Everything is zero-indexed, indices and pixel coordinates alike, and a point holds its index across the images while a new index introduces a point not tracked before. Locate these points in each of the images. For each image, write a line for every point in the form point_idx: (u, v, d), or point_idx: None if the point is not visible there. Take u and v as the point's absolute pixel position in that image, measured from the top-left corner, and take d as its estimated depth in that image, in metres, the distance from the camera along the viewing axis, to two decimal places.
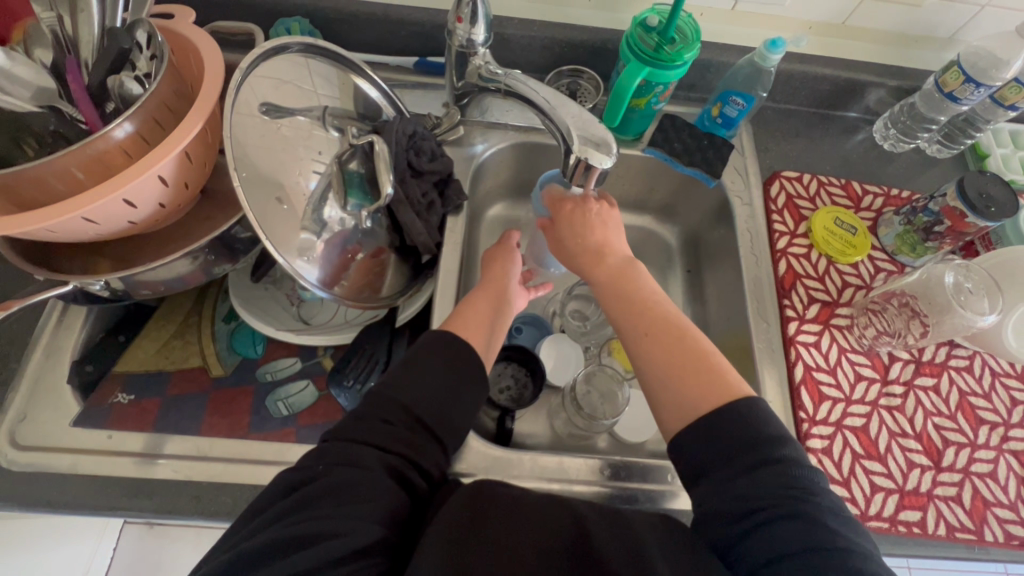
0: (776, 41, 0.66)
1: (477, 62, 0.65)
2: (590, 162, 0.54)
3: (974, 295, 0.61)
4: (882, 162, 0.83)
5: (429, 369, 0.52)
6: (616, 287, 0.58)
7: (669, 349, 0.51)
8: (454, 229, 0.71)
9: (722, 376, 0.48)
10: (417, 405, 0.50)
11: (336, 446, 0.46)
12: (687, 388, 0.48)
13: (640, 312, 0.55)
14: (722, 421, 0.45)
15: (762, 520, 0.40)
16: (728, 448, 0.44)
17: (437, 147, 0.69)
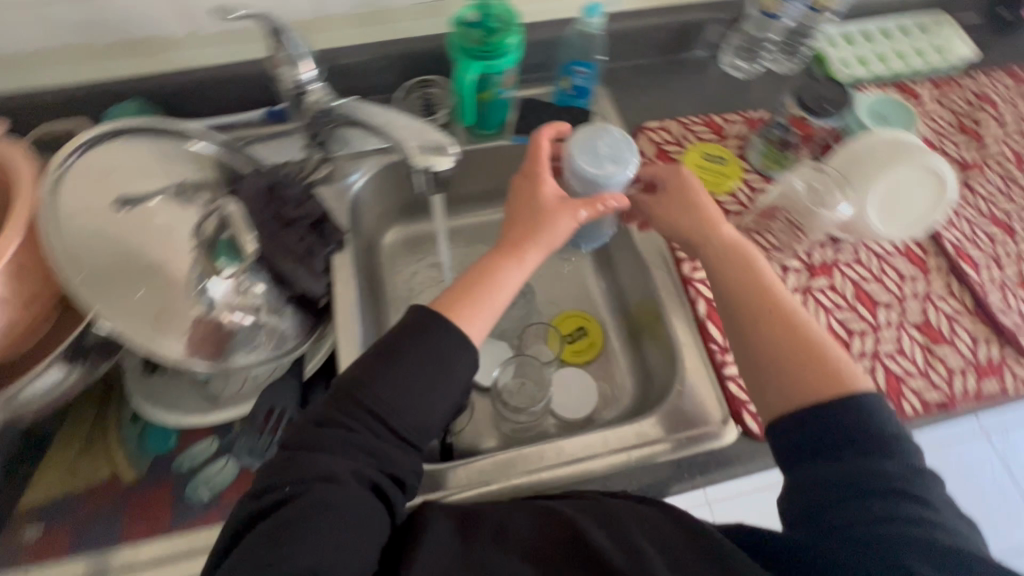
0: (592, 6, 0.69)
1: (314, 98, 0.64)
2: (433, 167, 0.54)
3: (826, 191, 0.66)
4: (737, 91, 0.86)
5: (408, 368, 0.49)
6: (729, 263, 0.58)
7: (789, 332, 0.51)
8: (343, 266, 0.70)
9: (843, 371, 0.48)
10: (382, 408, 0.48)
11: (306, 460, 0.46)
12: (808, 372, 0.48)
13: (753, 293, 0.54)
14: (830, 419, 0.45)
15: (853, 502, 0.42)
16: (835, 438, 0.45)
17: (302, 192, 0.68)
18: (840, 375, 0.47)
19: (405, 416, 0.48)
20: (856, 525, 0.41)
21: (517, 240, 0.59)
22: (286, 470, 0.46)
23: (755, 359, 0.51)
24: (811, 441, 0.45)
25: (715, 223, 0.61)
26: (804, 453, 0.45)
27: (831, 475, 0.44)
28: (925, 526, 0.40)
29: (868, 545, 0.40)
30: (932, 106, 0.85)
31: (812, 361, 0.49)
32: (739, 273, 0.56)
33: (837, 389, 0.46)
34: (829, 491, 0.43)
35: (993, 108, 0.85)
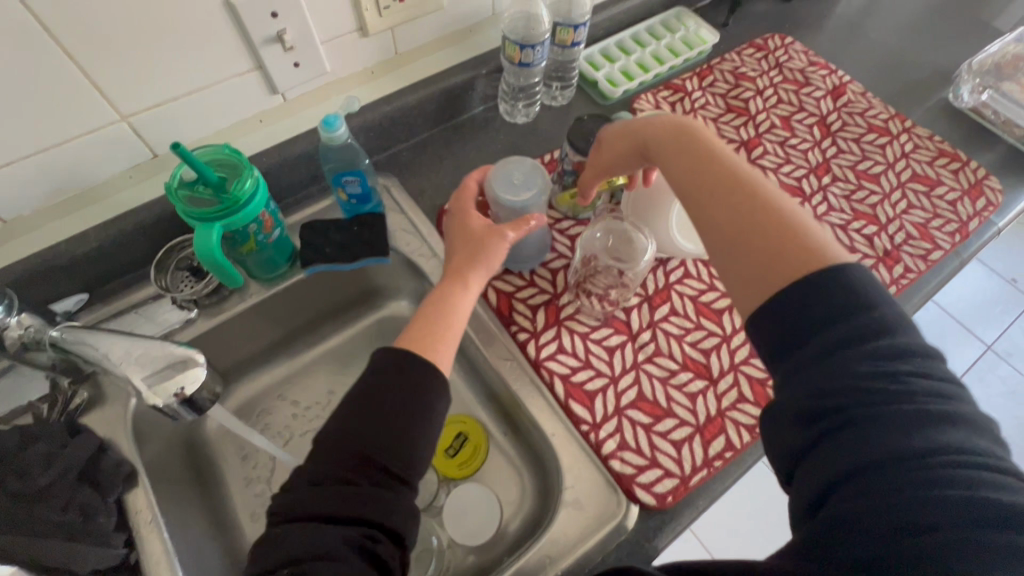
0: (329, 119, 0.61)
1: (18, 334, 0.51)
2: (181, 391, 0.51)
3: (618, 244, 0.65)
4: (525, 136, 0.84)
5: (386, 390, 0.46)
6: (670, 171, 0.53)
7: (732, 207, 0.47)
8: (140, 508, 0.56)
9: (806, 234, 0.43)
10: (359, 456, 0.43)
11: (299, 532, 0.40)
12: (754, 257, 0.44)
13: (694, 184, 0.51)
14: (819, 289, 0.40)
15: (860, 354, 0.38)
16: (825, 315, 0.39)
17: (52, 445, 0.54)
18: (805, 248, 0.42)
19: (394, 452, 0.44)
20: (864, 424, 0.35)
21: (459, 263, 0.59)
22: (281, 551, 0.40)
23: (723, 262, 0.46)
24: (785, 330, 0.41)
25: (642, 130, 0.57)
26: (797, 342, 0.40)
27: (832, 355, 0.39)
28: (923, 367, 0.37)
29: (890, 422, 0.35)
30: (701, 95, 0.88)
31: (739, 235, 0.45)
32: (681, 164, 0.53)
33: (806, 259, 0.41)
34: (836, 374, 0.38)
35: (751, 81, 0.90)
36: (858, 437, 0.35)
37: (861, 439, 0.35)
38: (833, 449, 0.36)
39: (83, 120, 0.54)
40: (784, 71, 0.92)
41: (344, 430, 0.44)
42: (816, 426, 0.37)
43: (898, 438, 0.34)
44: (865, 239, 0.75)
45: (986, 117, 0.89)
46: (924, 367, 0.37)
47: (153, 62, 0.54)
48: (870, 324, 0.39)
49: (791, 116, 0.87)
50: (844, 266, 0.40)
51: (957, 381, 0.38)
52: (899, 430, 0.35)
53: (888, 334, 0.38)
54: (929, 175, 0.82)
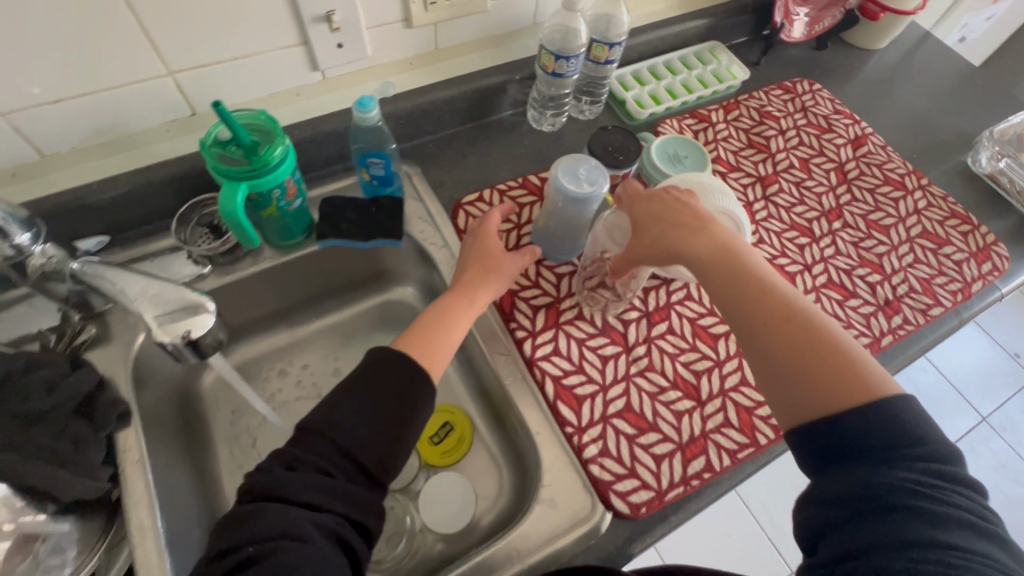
0: (364, 100, 0.62)
1: (38, 262, 0.53)
2: (192, 332, 0.53)
3: None
4: (549, 145, 0.86)
5: (381, 395, 0.51)
6: (729, 273, 0.53)
7: (790, 332, 0.48)
8: (129, 445, 0.58)
9: (853, 357, 0.46)
10: (342, 455, 0.48)
11: (276, 510, 0.44)
12: (813, 382, 0.45)
13: (757, 296, 0.51)
14: (880, 418, 0.42)
15: (901, 465, 0.40)
16: (873, 445, 0.42)
17: (56, 372, 0.56)
18: (861, 373, 0.44)
19: (377, 453, 0.49)
20: (883, 519, 0.39)
21: (469, 282, 0.64)
22: (256, 525, 0.43)
23: (776, 384, 0.47)
24: (831, 455, 0.43)
25: (702, 228, 0.56)
26: (839, 464, 0.42)
27: (871, 463, 0.41)
28: (955, 477, 0.40)
29: (912, 517, 0.38)
30: (725, 127, 0.90)
31: (807, 360, 0.46)
32: (739, 269, 0.53)
33: (860, 385, 0.44)
34: (875, 475, 0.40)
35: (775, 120, 0.92)
36: (883, 530, 0.38)
37: (883, 535, 0.38)
38: (845, 533, 0.39)
39: (132, 69, 0.57)
40: (809, 115, 0.94)
41: (337, 426, 0.49)
42: (845, 512, 0.40)
43: (918, 533, 0.37)
44: (868, 287, 0.77)
45: (1000, 184, 0.90)
46: (947, 472, 0.40)
47: (206, 24, 0.57)
48: (912, 443, 0.41)
49: (810, 159, 0.89)
50: (894, 396, 0.43)
51: (976, 488, 0.41)
52: (919, 526, 0.38)
53: (926, 445, 0.41)
54: (938, 233, 0.83)
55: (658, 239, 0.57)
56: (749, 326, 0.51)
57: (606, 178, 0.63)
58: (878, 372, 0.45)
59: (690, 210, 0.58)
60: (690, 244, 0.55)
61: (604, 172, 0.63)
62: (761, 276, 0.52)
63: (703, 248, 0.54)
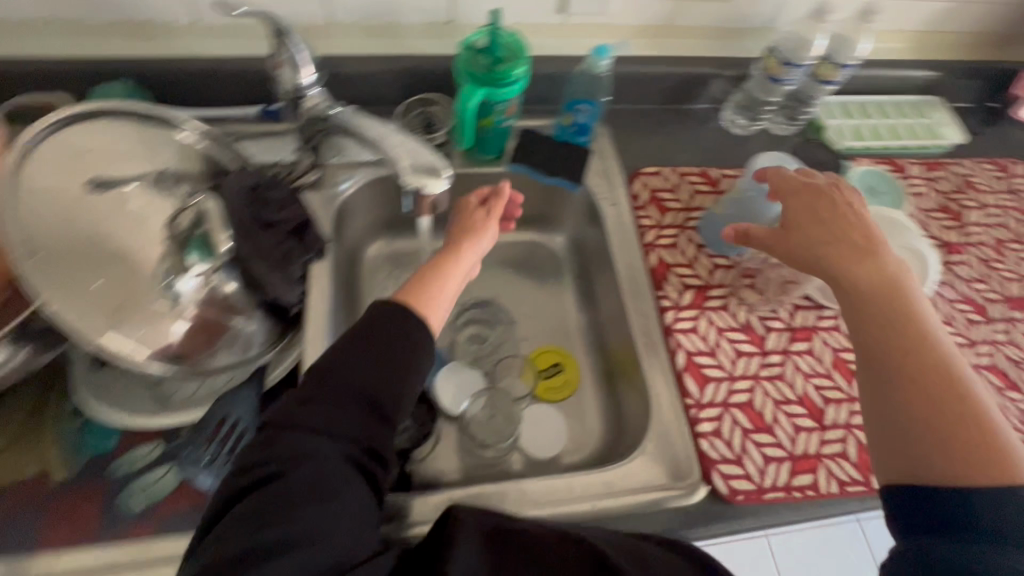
0: (602, 48, 0.68)
1: (311, 104, 0.62)
2: (425, 189, 0.53)
3: None
4: (735, 146, 0.87)
5: (378, 343, 0.50)
6: (887, 317, 0.53)
7: (927, 384, 0.48)
8: (318, 275, 0.68)
9: (993, 433, 0.45)
10: (350, 392, 0.48)
11: (285, 437, 0.44)
12: (942, 443, 0.45)
13: (909, 343, 0.51)
14: (993, 497, 0.42)
15: (1012, 537, 0.40)
16: (981, 518, 0.42)
17: (289, 194, 0.65)
18: (999, 453, 0.44)
19: (384, 393, 0.49)
20: None
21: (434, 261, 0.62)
22: (269, 448, 0.44)
23: (896, 434, 0.48)
24: (931, 519, 0.44)
25: (867, 264, 0.56)
26: (939, 527, 0.43)
27: (970, 528, 0.42)
28: None
29: (1004, 575, 0.39)
30: (921, 183, 0.87)
31: (940, 419, 0.46)
32: (889, 308, 0.53)
33: (988, 460, 0.44)
34: (976, 537, 0.41)
35: (977, 193, 0.87)
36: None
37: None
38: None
39: None
40: (1018, 198, 0.87)
41: (337, 367, 0.48)
42: (949, 562, 0.41)
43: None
44: None
45: None
46: None
47: None
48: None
49: (1006, 242, 0.83)
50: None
51: None
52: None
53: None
54: None
55: (813, 267, 0.58)
56: (881, 363, 0.51)
57: (805, 185, 0.64)
58: (1014, 453, 0.44)
59: (863, 233, 0.58)
60: (845, 276, 0.56)
61: (804, 178, 0.64)
62: (919, 325, 0.52)
63: (864, 287, 0.55)
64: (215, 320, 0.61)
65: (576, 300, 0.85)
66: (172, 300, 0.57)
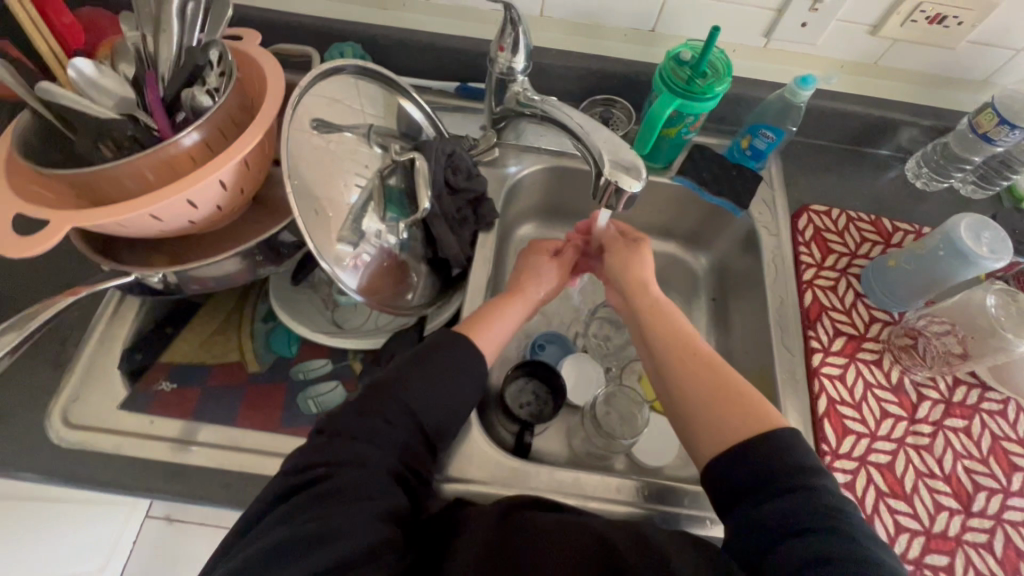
0: (806, 78, 0.68)
1: (516, 88, 0.67)
2: (620, 185, 0.56)
3: (1015, 323, 0.61)
4: (914, 201, 0.82)
5: (439, 367, 0.55)
6: (648, 321, 0.60)
7: (695, 373, 0.53)
8: (484, 245, 0.74)
9: (754, 404, 0.49)
10: (403, 412, 0.52)
11: (333, 443, 0.49)
12: (717, 413, 0.49)
13: (671, 341, 0.57)
14: (762, 447, 0.45)
15: (812, 501, 0.42)
16: (770, 462, 0.44)
17: (473, 167, 0.71)
18: (752, 410, 0.48)
19: (428, 415, 0.53)
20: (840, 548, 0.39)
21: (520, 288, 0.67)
22: (321, 451, 0.49)
23: (687, 414, 0.52)
24: (739, 481, 0.45)
25: (648, 284, 0.64)
26: (734, 490, 0.45)
27: (787, 490, 0.43)
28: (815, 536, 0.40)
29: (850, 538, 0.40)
30: None
31: (718, 398, 0.50)
32: (667, 336, 0.58)
33: (759, 422, 0.47)
34: (784, 506, 0.42)
35: None
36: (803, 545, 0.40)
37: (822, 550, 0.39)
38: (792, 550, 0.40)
39: None
40: None
41: (401, 385, 0.53)
42: (774, 537, 0.42)
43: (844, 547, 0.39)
44: None
45: None
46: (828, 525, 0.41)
47: None
48: (813, 477, 0.43)
49: None
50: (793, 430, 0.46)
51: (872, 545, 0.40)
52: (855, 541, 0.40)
53: (820, 482, 0.43)
54: None
55: (621, 274, 0.66)
56: (662, 363, 0.56)
57: (1009, 255, 0.61)
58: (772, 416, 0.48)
59: (639, 269, 0.66)
60: (627, 278, 0.65)
61: (1009, 248, 0.61)
62: (682, 330, 0.58)
63: (642, 302, 0.62)
64: (393, 263, 0.65)
65: (707, 322, 0.85)
66: (353, 244, 0.60)
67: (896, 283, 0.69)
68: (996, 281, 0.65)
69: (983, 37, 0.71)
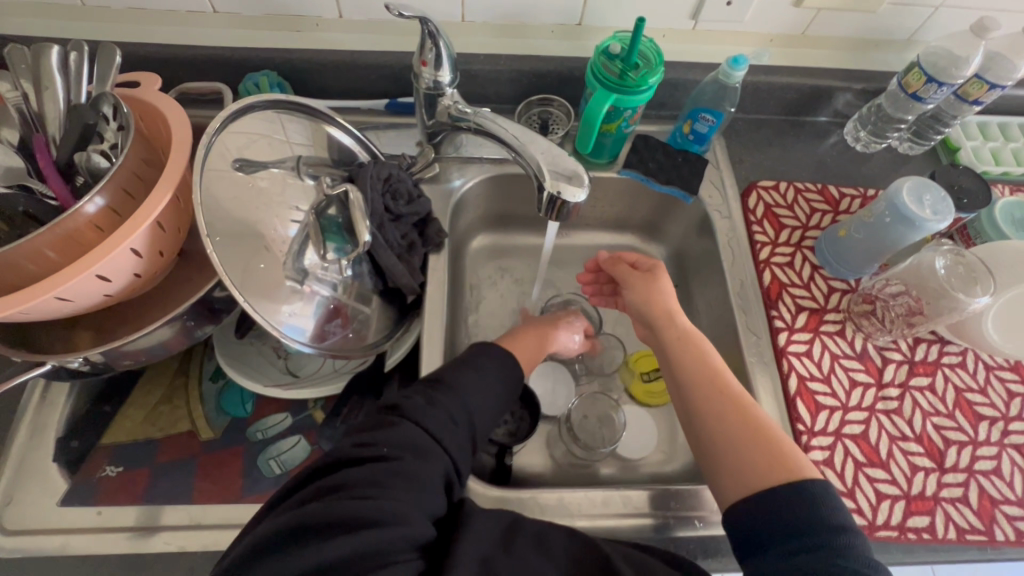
0: (738, 58, 0.67)
1: (446, 102, 0.64)
2: (563, 196, 0.54)
3: (965, 281, 0.61)
4: (856, 164, 0.83)
5: (484, 373, 0.55)
6: (676, 353, 0.59)
7: (724, 417, 0.52)
8: (437, 267, 0.71)
9: (795, 457, 0.47)
10: (461, 408, 0.52)
11: (409, 427, 0.48)
12: (747, 455, 0.48)
13: (701, 376, 0.55)
14: (792, 502, 0.43)
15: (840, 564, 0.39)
16: (798, 520, 0.42)
17: (414, 188, 0.68)
18: (783, 460, 0.46)
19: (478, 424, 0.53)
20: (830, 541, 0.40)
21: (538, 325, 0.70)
22: (387, 431, 0.47)
23: (714, 449, 0.51)
24: (761, 529, 0.43)
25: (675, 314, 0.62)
26: (759, 542, 0.43)
27: (814, 547, 0.40)
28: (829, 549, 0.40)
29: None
30: None
31: (747, 445, 0.49)
32: (689, 363, 0.57)
33: (788, 473, 0.45)
34: (808, 560, 0.40)
35: None
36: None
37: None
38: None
39: None
40: None
41: (456, 386, 0.53)
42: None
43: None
44: None
45: None
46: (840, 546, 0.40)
47: None
48: (841, 536, 0.40)
49: None
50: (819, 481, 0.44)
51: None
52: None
53: (845, 541, 0.40)
54: None
55: (645, 307, 0.64)
56: (689, 403, 0.55)
57: (951, 214, 0.61)
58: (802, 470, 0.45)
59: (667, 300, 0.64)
60: (653, 308, 0.64)
61: (950, 207, 0.62)
62: (711, 363, 0.56)
63: (667, 334, 0.61)
64: (343, 300, 0.62)
65: None
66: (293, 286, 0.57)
67: (847, 248, 0.70)
68: (943, 241, 0.66)
69: None
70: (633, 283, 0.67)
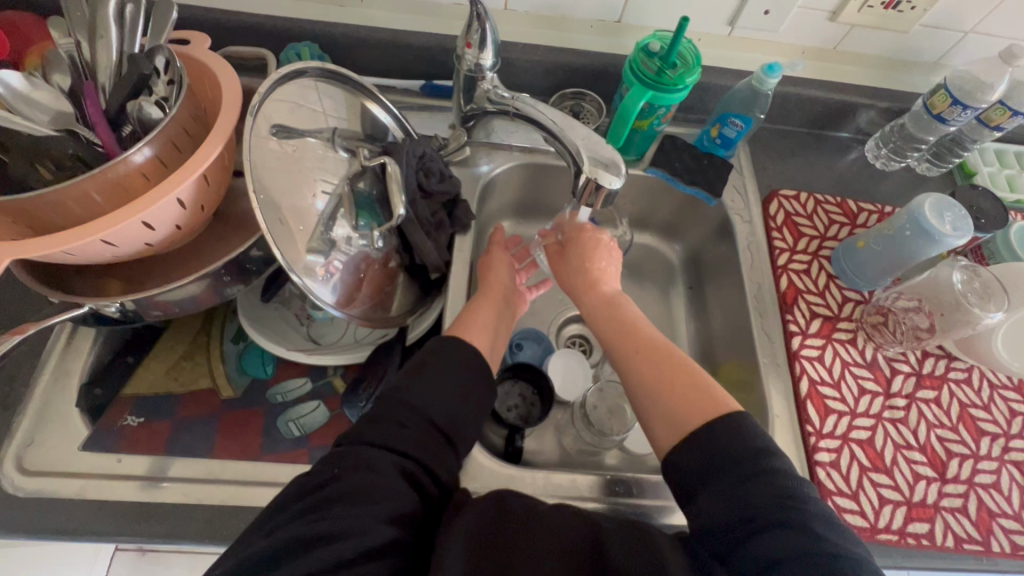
0: (772, 65, 0.68)
1: (485, 86, 0.65)
2: (600, 182, 0.55)
3: (983, 296, 0.64)
4: (874, 181, 0.85)
5: (435, 372, 0.52)
6: (602, 322, 0.59)
7: (654, 369, 0.52)
8: (462, 248, 0.72)
9: (714, 395, 0.48)
10: (424, 409, 0.49)
11: (363, 451, 0.45)
12: (672, 403, 0.49)
13: (620, 341, 0.56)
14: (718, 434, 0.44)
15: (772, 484, 0.41)
16: (726, 447, 0.43)
17: (445, 168, 0.69)
18: (709, 399, 0.47)
19: (438, 413, 0.49)
20: (757, 494, 0.40)
21: (494, 283, 0.66)
22: (348, 453, 0.44)
23: (642, 397, 0.51)
24: (697, 472, 0.43)
25: (600, 280, 0.63)
26: (698, 483, 0.43)
27: (745, 476, 0.41)
28: (765, 493, 0.40)
29: (805, 533, 0.38)
30: None
31: (670, 389, 0.50)
32: (615, 323, 0.58)
33: (710, 410, 0.46)
34: (747, 492, 0.40)
35: None
36: (774, 540, 0.38)
37: (781, 540, 0.38)
38: (758, 546, 0.38)
39: None
40: None
41: (426, 387, 0.50)
42: (732, 535, 0.40)
43: (810, 542, 0.38)
44: None
45: None
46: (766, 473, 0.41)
47: None
48: (773, 455, 0.42)
49: None
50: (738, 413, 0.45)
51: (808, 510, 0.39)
52: (818, 530, 0.38)
53: (776, 464, 0.42)
54: None
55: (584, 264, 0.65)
56: (617, 356, 0.56)
57: (970, 232, 0.63)
58: (728, 408, 0.46)
59: (597, 267, 0.64)
60: (582, 272, 0.64)
61: (969, 226, 0.63)
62: (635, 328, 0.57)
63: (591, 302, 0.62)
64: (370, 271, 0.63)
65: (685, 310, 0.85)
66: (322, 254, 0.57)
67: (863, 264, 0.72)
68: (959, 258, 0.68)
69: (934, 21, 0.73)
70: (572, 246, 0.67)
